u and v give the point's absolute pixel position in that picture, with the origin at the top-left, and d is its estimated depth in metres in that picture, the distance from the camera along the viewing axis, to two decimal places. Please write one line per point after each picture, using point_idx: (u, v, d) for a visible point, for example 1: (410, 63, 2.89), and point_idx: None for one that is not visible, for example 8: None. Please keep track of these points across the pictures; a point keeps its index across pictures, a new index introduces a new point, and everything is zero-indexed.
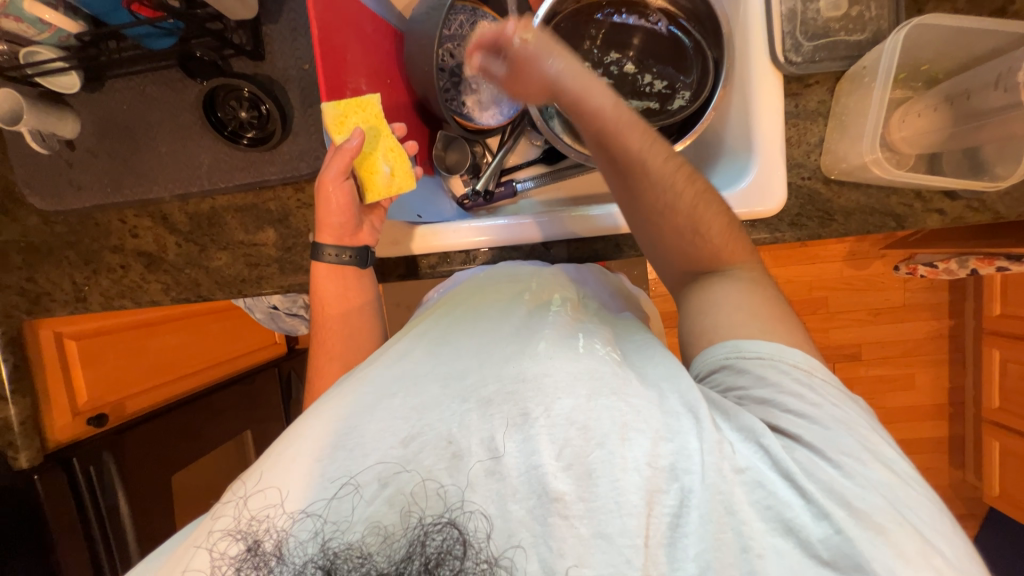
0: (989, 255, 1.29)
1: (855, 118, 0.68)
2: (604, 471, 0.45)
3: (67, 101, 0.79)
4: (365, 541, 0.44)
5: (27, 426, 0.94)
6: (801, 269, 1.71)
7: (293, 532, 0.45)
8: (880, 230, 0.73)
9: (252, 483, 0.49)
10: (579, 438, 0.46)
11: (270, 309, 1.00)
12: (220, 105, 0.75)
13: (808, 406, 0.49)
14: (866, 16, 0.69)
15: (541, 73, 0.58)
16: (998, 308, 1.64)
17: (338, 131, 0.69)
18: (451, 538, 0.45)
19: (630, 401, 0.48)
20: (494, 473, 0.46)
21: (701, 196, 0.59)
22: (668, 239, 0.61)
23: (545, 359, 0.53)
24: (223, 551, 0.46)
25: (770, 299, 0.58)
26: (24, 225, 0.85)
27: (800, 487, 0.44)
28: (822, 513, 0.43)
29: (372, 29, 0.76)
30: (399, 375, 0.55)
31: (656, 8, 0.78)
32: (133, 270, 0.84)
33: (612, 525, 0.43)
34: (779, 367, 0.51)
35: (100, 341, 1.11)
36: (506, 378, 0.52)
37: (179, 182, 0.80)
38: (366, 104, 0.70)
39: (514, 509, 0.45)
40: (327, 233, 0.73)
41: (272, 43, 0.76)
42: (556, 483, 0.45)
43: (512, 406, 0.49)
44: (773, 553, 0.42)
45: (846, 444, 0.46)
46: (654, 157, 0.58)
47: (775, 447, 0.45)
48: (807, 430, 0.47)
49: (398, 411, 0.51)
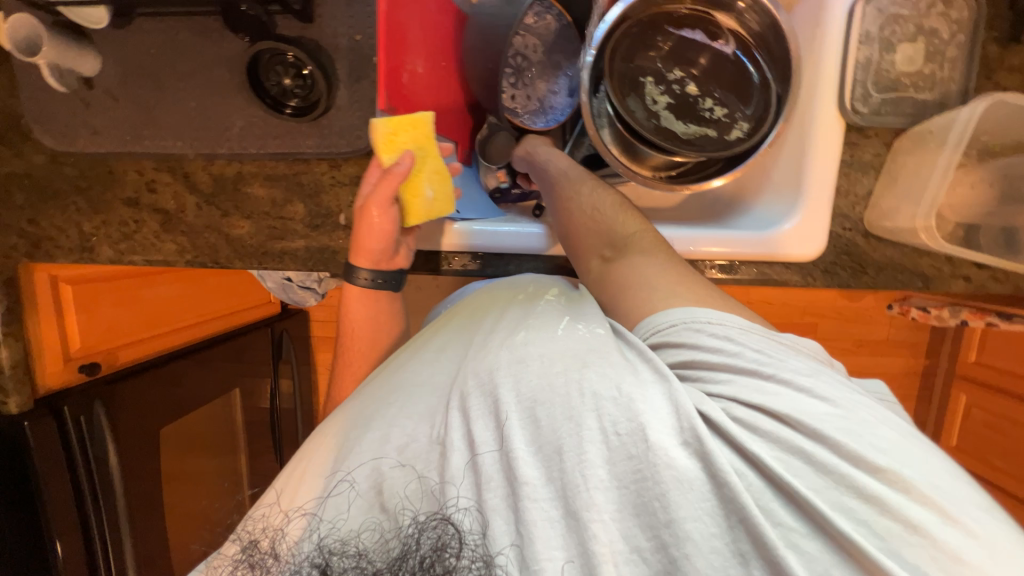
0: (982, 310, 1.35)
1: (909, 180, 0.68)
2: (572, 447, 0.47)
3: (88, 34, 0.72)
4: (363, 538, 0.50)
5: (17, 371, 0.89)
6: (798, 293, 1.76)
7: (290, 531, 0.52)
8: (907, 288, 0.75)
9: (264, 490, 0.58)
10: (546, 419, 0.48)
11: (283, 280, 0.97)
12: (264, 70, 0.71)
13: (727, 358, 0.50)
14: (937, 75, 0.68)
15: (529, 145, 0.83)
16: (974, 356, 1.73)
17: (387, 151, 0.65)
18: (444, 535, 0.48)
19: (599, 369, 0.49)
20: (472, 465, 0.49)
21: (618, 204, 0.70)
22: (585, 237, 0.68)
23: (522, 346, 0.54)
24: (227, 552, 0.54)
25: (674, 265, 0.61)
26: (29, 161, 0.79)
27: (746, 451, 0.44)
28: (773, 481, 0.44)
29: (436, 8, 0.72)
30: (395, 383, 0.58)
31: (727, 29, 0.76)
32: (147, 227, 0.80)
33: (580, 502, 0.45)
34: (698, 326, 0.52)
35: (93, 288, 1.06)
36: (481, 373, 0.53)
37: (207, 141, 0.76)
38: (419, 123, 0.66)
39: (490, 499, 0.47)
40: (363, 256, 0.71)
41: (322, 5, 0.70)
42: (525, 468, 0.47)
43: (484, 394, 0.51)
44: (750, 520, 0.42)
45: (804, 404, 0.46)
46: (578, 182, 0.73)
47: (713, 412, 0.46)
48: (736, 386, 0.48)
49: (393, 420, 0.54)
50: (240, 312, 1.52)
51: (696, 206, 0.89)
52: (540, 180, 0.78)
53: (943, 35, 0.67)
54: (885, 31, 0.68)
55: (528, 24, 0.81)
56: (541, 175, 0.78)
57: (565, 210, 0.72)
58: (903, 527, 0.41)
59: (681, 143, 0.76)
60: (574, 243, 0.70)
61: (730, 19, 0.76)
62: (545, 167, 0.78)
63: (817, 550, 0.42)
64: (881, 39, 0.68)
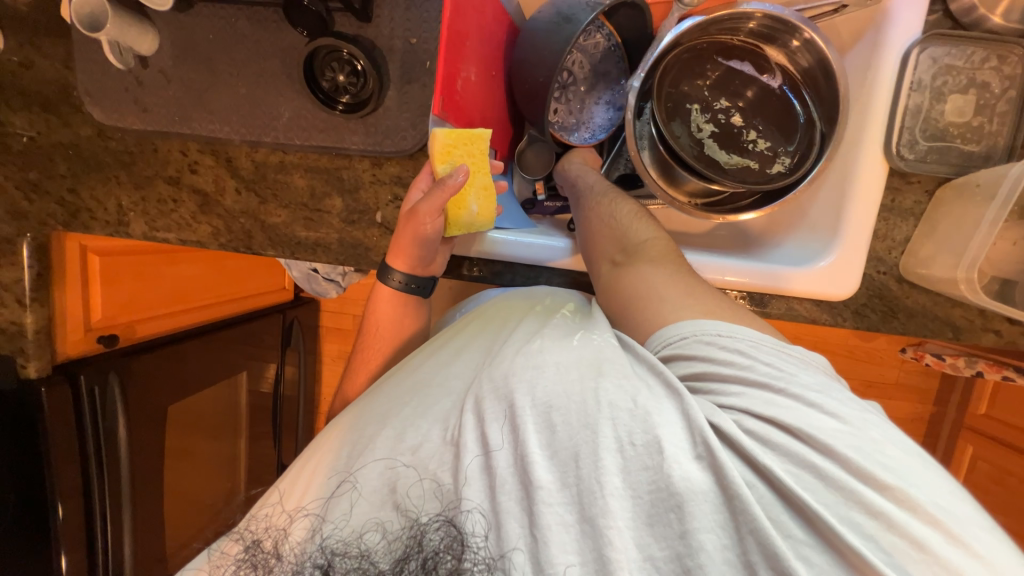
0: (998, 362, 1.34)
1: (950, 230, 0.68)
2: (586, 454, 0.47)
3: (149, 14, 0.74)
4: (365, 538, 0.49)
5: (40, 336, 0.91)
6: (810, 328, 1.75)
7: (293, 531, 0.52)
8: (936, 337, 0.74)
9: (267, 490, 0.58)
10: (560, 426, 0.48)
11: (309, 271, 0.98)
12: (319, 67, 0.72)
13: (740, 371, 0.49)
14: (985, 128, 0.68)
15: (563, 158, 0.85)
16: (984, 408, 1.70)
17: (442, 161, 0.68)
18: (450, 537, 0.48)
19: (616, 379, 0.49)
20: (485, 467, 0.49)
21: (635, 212, 0.69)
22: (600, 243, 0.68)
23: (538, 353, 0.54)
24: (227, 552, 0.53)
25: (685, 277, 0.59)
26: (76, 133, 0.80)
27: (758, 464, 0.44)
28: (782, 496, 0.43)
29: (492, 17, 0.72)
30: (411, 385, 0.60)
31: (775, 64, 0.77)
32: (185, 207, 0.81)
33: (595, 507, 0.45)
34: (707, 338, 0.51)
35: (120, 260, 1.07)
36: (496, 379, 0.53)
37: (253, 128, 0.76)
38: (476, 139, 0.68)
39: (503, 502, 0.47)
40: (400, 260, 0.72)
41: (382, 6, 0.72)
42: (540, 473, 0.47)
43: (499, 398, 0.51)
44: (758, 528, 0.42)
45: (818, 420, 0.45)
46: (599, 189, 0.73)
47: (725, 424, 0.46)
48: (748, 399, 0.47)
49: (407, 420, 0.55)
50: (255, 296, 1.53)
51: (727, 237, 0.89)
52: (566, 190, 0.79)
53: (994, 89, 0.68)
54: (938, 80, 0.68)
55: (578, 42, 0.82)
56: (568, 185, 0.79)
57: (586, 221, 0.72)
58: (908, 543, 0.40)
59: (723, 171, 0.76)
60: (590, 250, 0.69)
61: (780, 54, 0.76)
62: (573, 177, 0.79)
63: (824, 566, 0.41)
64: (933, 87, 0.68)
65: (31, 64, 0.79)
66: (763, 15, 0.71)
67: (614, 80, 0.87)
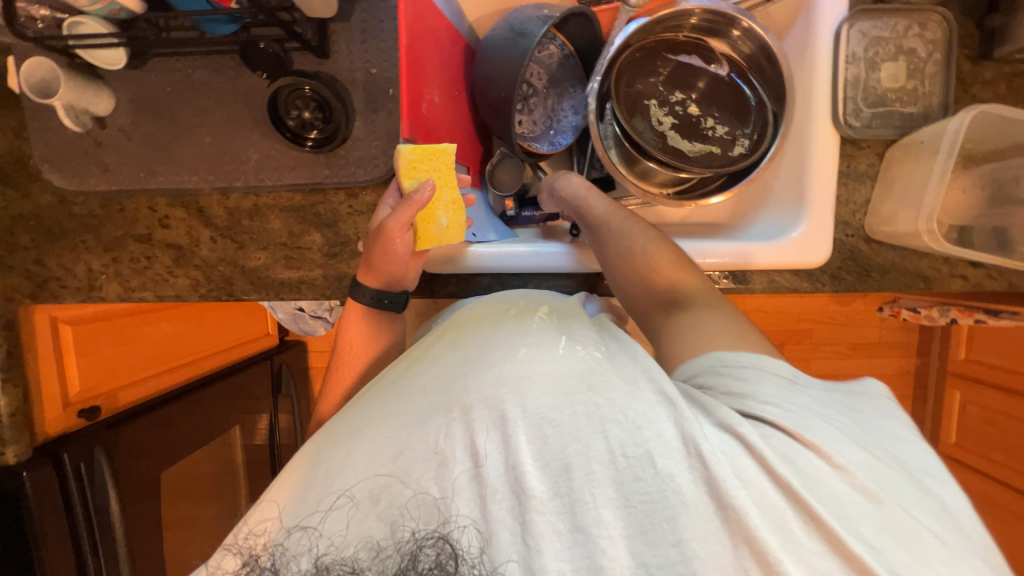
0: (969, 307, 1.40)
1: (905, 187, 0.72)
2: (580, 464, 0.48)
3: (102, 75, 0.73)
4: (358, 557, 0.48)
5: (16, 419, 0.85)
6: (791, 301, 1.81)
7: (292, 545, 0.50)
8: (910, 289, 0.78)
9: (257, 499, 0.55)
10: (554, 436, 0.48)
11: (294, 310, 0.96)
12: (285, 105, 0.72)
13: (783, 397, 0.50)
14: (919, 90, 0.74)
15: (562, 186, 0.81)
16: (962, 352, 1.78)
17: (408, 177, 0.67)
18: (444, 553, 0.48)
19: (608, 395, 0.50)
20: (476, 478, 0.49)
21: (666, 247, 0.71)
22: (637, 287, 0.70)
23: (527, 362, 0.52)
24: (224, 566, 0.52)
25: (735, 319, 0.61)
26: (36, 202, 0.78)
27: (779, 477, 0.45)
28: (798, 502, 0.45)
29: (448, 40, 0.74)
30: (390, 397, 0.56)
31: (721, 54, 0.81)
32: (159, 262, 0.79)
33: (589, 517, 0.47)
34: (757, 369, 0.53)
35: (96, 327, 1.03)
36: (484, 387, 0.51)
37: (223, 175, 0.76)
38: (442, 153, 0.68)
39: (494, 510, 0.48)
40: (372, 277, 0.72)
41: (338, 41, 0.73)
42: (533, 481, 0.48)
43: (489, 409, 0.50)
44: (760, 537, 0.44)
45: (831, 439, 0.48)
46: (620, 221, 0.74)
47: (752, 436, 0.47)
48: (780, 417, 0.49)
49: (389, 431, 0.52)
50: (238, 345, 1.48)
51: (702, 218, 0.92)
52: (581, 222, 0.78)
53: (921, 54, 0.73)
54: (870, 51, 0.73)
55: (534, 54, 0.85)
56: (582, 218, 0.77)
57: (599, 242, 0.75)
58: (887, 543, 0.44)
59: (688, 160, 0.79)
60: (628, 294, 0.71)
61: (723, 44, 0.81)
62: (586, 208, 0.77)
63: (821, 564, 0.44)
64: (866, 59, 0.73)
65: None
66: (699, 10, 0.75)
67: (573, 86, 0.90)
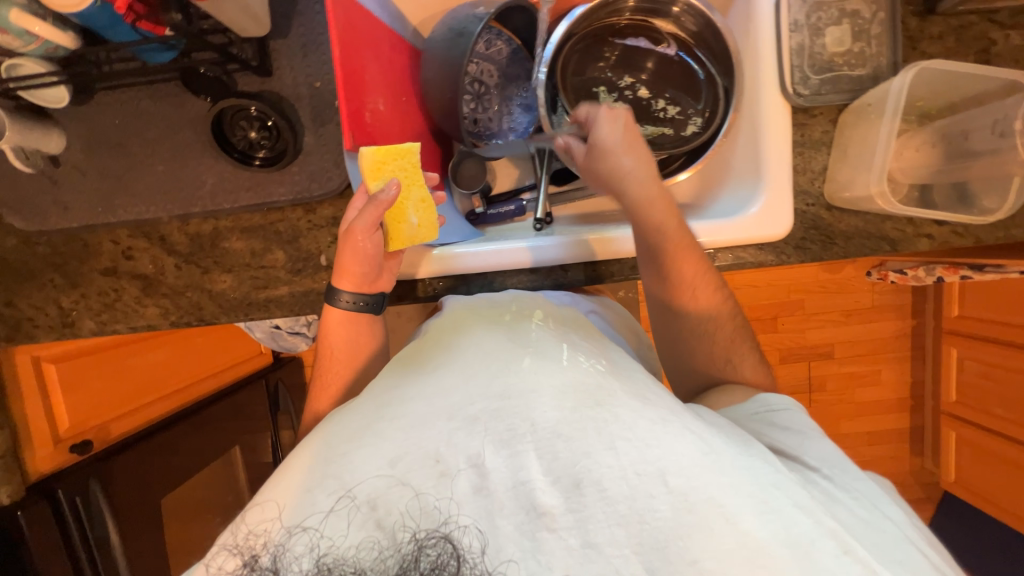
0: (954, 264, 1.39)
1: (858, 151, 0.71)
2: (590, 479, 0.44)
3: (51, 114, 0.73)
4: (361, 556, 0.43)
5: (7, 458, 0.87)
6: (780, 273, 1.80)
7: (291, 546, 0.44)
8: (876, 253, 0.78)
9: (253, 499, 0.48)
10: (565, 450, 0.45)
11: (271, 329, 0.97)
12: (229, 127, 0.72)
13: (809, 440, 0.53)
14: (867, 52, 0.73)
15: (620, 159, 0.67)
16: (956, 309, 1.76)
17: (373, 178, 0.66)
18: (445, 552, 0.43)
19: (613, 411, 0.46)
20: (480, 490, 0.44)
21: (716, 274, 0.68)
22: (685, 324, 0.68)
23: (531, 373, 0.49)
24: (219, 566, 0.45)
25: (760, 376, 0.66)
26: (1, 246, 0.79)
27: (809, 508, 0.43)
28: (831, 533, 0.42)
29: (390, 46, 0.74)
30: (387, 397, 0.51)
31: (667, 33, 0.81)
32: (128, 294, 0.80)
33: (602, 534, 0.43)
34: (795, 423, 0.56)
35: (78, 363, 1.04)
36: (490, 395, 0.48)
37: (180, 202, 0.76)
38: (407, 152, 0.69)
39: (502, 524, 0.44)
40: (345, 280, 0.71)
41: (279, 58, 0.73)
42: (544, 497, 0.44)
43: (497, 422, 0.46)
44: (785, 567, 0.40)
45: (849, 479, 0.49)
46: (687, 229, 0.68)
47: (782, 470, 0.46)
48: (806, 452, 0.51)
49: (389, 436, 0.47)
50: (232, 367, 1.48)
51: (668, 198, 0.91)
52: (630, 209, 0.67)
53: (865, 15, 0.72)
54: (812, 18, 0.72)
55: (481, 51, 0.84)
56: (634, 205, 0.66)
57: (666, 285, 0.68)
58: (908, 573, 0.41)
59: None
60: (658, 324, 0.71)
61: (668, 23, 0.81)
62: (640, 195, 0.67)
63: None
64: (809, 25, 0.72)
65: None
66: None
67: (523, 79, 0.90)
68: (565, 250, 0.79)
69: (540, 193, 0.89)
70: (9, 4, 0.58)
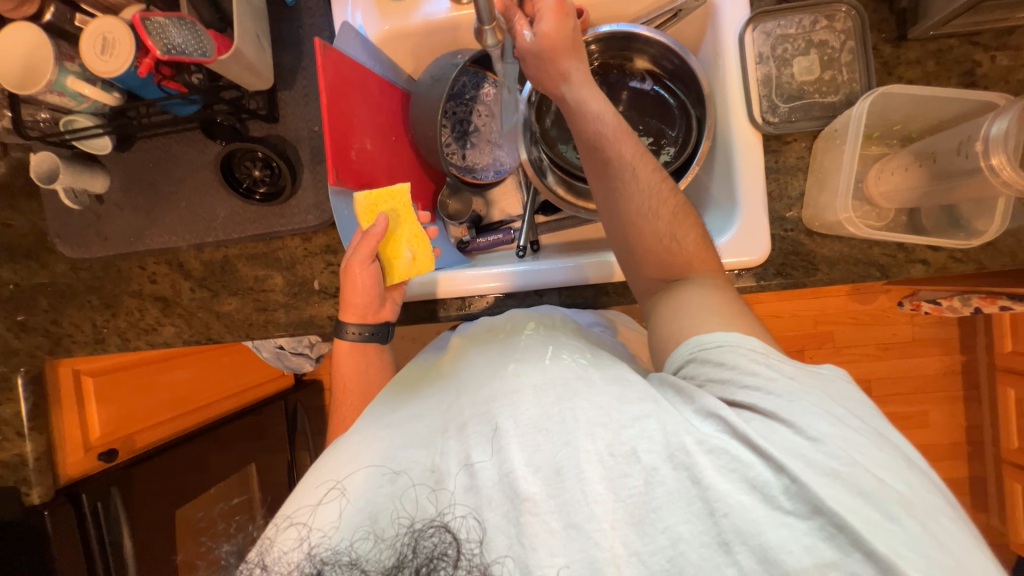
0: (993, 294, 1.28)
1: (829, 177, 0.70)
2: (569, 466, 0.45)
3: (99, 159, 0.86)
4: (356, 546, 0.46)
5: (41, 462, 0.96)
6: (804, 303, 1.71)
7: (279, 541, 0.48)
8: (866, 279, 0.74)
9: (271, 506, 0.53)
10: (546, 442, 0.47)
11: (276, 349, 1.05)
12: (236, 166, 0.82)
13: (765, 381, 0.48)
14: (838, 79, 0.73)
15: (562, 67, 0.65)
16: (1010, 344, 1.56)
17: (367, 218, 0.76)
18: (444, 542, 0.45)
19: (591, 399, 0.49)
20: (471, 488, 0.47)
21: (680, 205, 0.63)
22: (649, 250, 0.62)
23: (514, 377, 0.53)
24: None
25: (729, 303, 0.58)
26: (54, 271, 0.92)
27: (760, 449, 0.43)
28: (780, 468, 0.42)
29: (380, 92, 0.82)
30: (390, 414, 0.57)
31: (643, 69, 0.86)
32: (149, 313, 0.89)
33: (581, 513, 0.44)
34: (739, 351, 0.51)
35: (111, 377, 1.14)
36: (479, 402, 0.52)
37: (196, 233, 0.86)
38: (397, 194, 0.77)
39: (490, 516, 0.45)
40: (350, 312, 0.76)
41: (285, 107, 0.83)
42: (526, 485, 0.45)
43: (483, 424, 0.50)
44: (738, 511, 0.42)
45: (813, 415, 0.45)
46: (641, 166, 0.63)
47: (734, 416, 0.45)
48: (763, 400, 0.46)
49: (383, 448, 0.51)
50: (259, 386, 1.56)
51: None
52: (591, 145, 0.64)
53: (833, 45, 0.73)
54: (778, 50, 0.74)
55: (467, 93, 0.93)
56: (594, 140, 0.63)
57: (625, 231, 0.63)
58: (882, 514, 0.40)
59: None
60: (642, 270, 0.64)
61: (643, 60, 0.86)
62: (600, 130, 0.63)
63: (807, 532, 0.41)
64: (775, 57, 0.74)
65: (10, 223, 0.92)
66: (599, 37, 0.81)
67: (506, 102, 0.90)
68: (581, 271, 0.80)
69: (523, 223, 0.92)
70: (66, 72, 0.71)
